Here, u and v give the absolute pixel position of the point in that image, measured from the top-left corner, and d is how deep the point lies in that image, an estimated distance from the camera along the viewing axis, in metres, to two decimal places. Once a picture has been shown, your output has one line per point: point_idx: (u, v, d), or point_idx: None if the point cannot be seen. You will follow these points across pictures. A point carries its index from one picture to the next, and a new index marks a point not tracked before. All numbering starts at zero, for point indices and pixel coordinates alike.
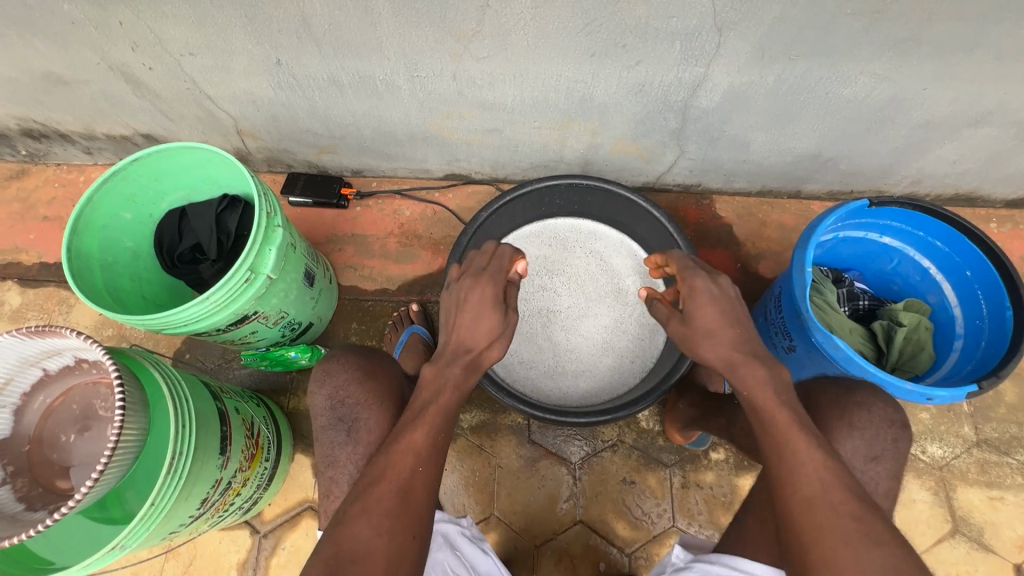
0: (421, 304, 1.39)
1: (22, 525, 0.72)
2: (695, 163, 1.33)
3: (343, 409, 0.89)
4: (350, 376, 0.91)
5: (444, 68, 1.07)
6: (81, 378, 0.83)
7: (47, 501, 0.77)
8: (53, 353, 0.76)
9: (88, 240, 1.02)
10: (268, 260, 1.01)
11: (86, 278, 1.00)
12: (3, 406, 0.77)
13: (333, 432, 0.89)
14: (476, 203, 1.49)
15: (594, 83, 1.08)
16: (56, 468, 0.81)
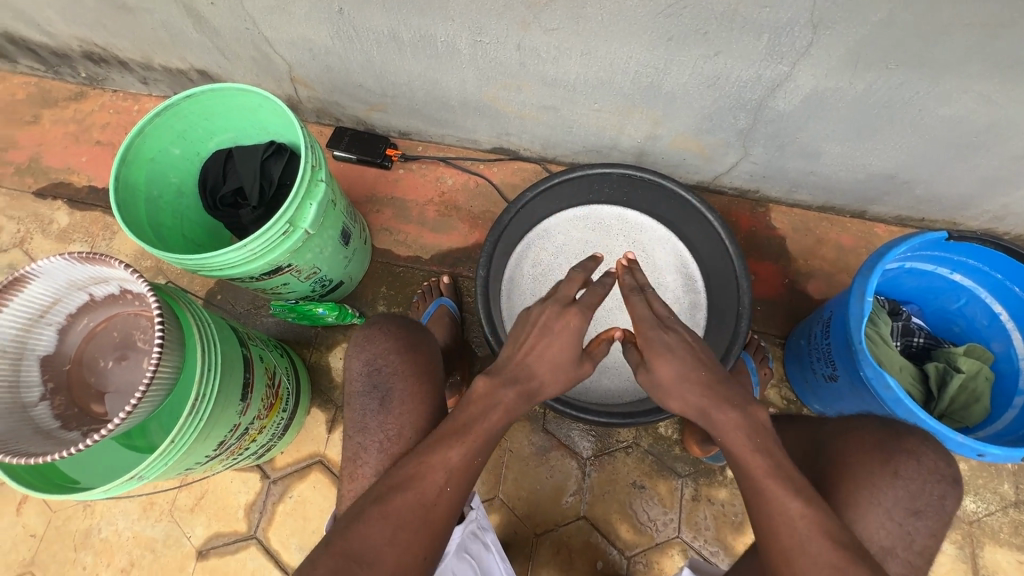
0: (452, 277, 1.36)
1: (55, 442, 0.75)
2: (758, 167, 1.25)
3: (380, 377, 0.88)
4: (390, 347, 0.90)
5: (509, 36, 1.01)
6: (124, 308, 0.85)
7: (81, 422, 0.80)
8: (99, 280, 0.79)
9: (136, 172, 1.03)
10: (308, 215, 1.00)
11: (131, 209, 1.01)
12: (49, 324, 0.79)
13: (364, 399, 0.87)
14: (520, 180, 1.44)
15: (665, 70, 1.01)
16: (93, 393, 0.83)
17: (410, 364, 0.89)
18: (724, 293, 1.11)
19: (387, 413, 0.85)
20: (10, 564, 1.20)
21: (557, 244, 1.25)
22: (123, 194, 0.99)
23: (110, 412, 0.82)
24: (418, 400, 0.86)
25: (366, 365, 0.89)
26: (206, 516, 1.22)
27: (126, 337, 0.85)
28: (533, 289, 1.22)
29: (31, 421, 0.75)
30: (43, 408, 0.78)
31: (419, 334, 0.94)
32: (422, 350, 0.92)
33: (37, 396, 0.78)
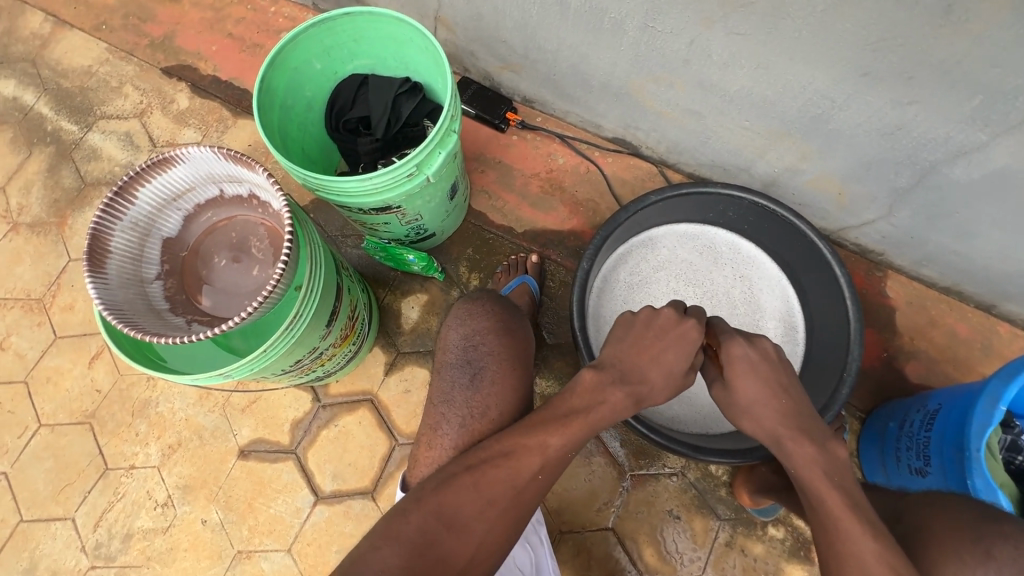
0: (540, 257, 1.33)
1: (164, 322, 0.78)
2: (895, 231, 1.16)
3: (474, 353, 0.89)
4: (489, 326, 0.92)
5: (686, 30, 0.95)
6: (246, 212, 0.86)
7: (187, 309, 0.82)
8: (234, 179, 0.80)
9: (278, 76, 1.02)
10: (434, 163, 0.98)
11: (267, 113, 1.01)
12: (179, 208, 0.82)
13: (456, 372, 0.88)
14: (633, 177, 1.38)
15: (842, 106, 0.93)
16: (201, 283, 0.84)
17: (503, 347, 0.89)
18: (828, 353, 1.04)
19: (476, 391, 0.86)
20: (73, 412, 1.28)
21: (660, 254, 1.20)
22: (264, 95, 0.99)
23: (213, 308, 0.83)
24: (507, 382, 0.87)
25: (464, 337, 0.91)
26: (254, 420, 1.25)
27: (242, 240, 0.85)
28: (624, 294, 1.18)
29: (146, 296, 0.79)
30: (157, 287, 0.81)
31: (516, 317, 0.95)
32: (516, 335, 0.92)
33: (154, 274, 0.81)
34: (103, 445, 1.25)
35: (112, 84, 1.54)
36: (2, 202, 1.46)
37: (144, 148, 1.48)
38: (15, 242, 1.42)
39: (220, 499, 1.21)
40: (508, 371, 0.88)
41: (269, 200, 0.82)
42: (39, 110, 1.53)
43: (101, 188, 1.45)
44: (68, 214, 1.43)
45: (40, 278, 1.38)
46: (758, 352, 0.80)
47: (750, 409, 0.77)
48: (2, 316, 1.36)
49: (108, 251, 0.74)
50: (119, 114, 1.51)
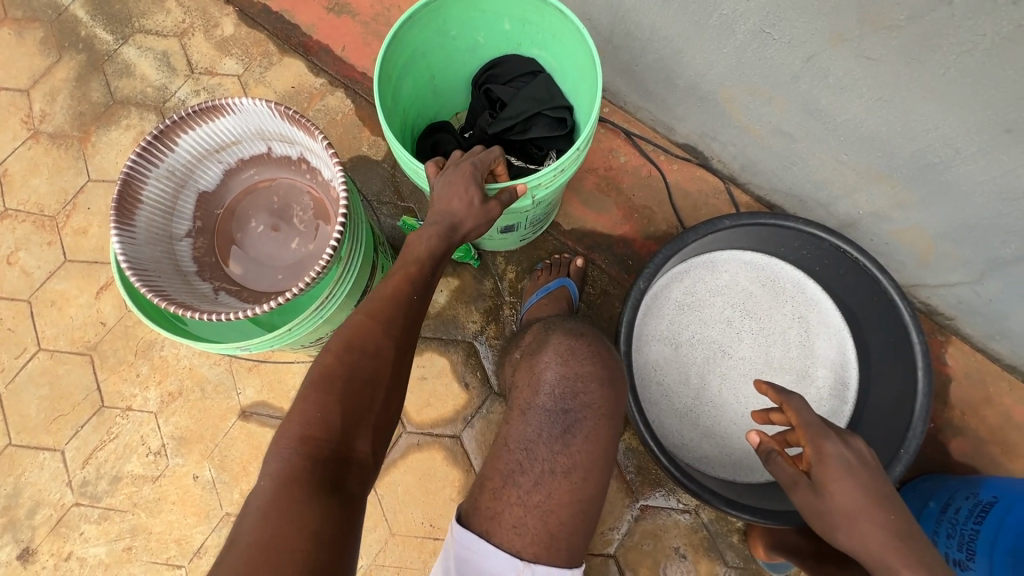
0: (585, 261, 1.24)
1: (189, 285, 0.75)
2: (975, 298, 1.07)
3: (572, 403, 0.68)
4: (596, 373, 0.71)
5: (808, 43, 0.83)
6: (292, 174, 0.83)
7: (215, 274, 0.80)
8: (285, 139, 0.77)
9: (458, 5, 0.92)
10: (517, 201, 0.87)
11: (417, 31, 0.91)
12: (221, 161, 0.79)
13: (547, 419, 0.68)
14: (697, 190, 1.27)
15: (964, 159, 0.83)
16: (233, 247, 0.82)
17: (610, 401, 0.69)
18: (886, 423, 0.95)
19: (564, 446, 0.66)
20: (74, 340, 1.22)
21: (720, 280, 1.10)
22: (422, 17, 0.89)
23: (241, 275, 0.81)
24: (602, 442, 0.67)
25: (561, 380, 0.69)
26: (260, 381, 1.19)
27: (285, 206, 0.82)
28: (672, 316, 1.08)
29: (174, 254, 0.76)
30: (186, 245, 0.78)
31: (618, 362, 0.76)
32: (620, 392, 0.73)
33: (185, 231, 0.79)
34: (102, 380, 1.20)
35: None
36: (25, 106, 1.36)
37: (181, 72, 1.38)
38: (34, 151, 1.33)
39: (215, 457, 1.16)
40: (609, 435, 0.68)
41: (319, 166, 0.78)
42: (74, 13, 1.42)
43: (129, 108, 1.35)
44: (92, 130, 1.34)
45: (56, 194, 1.30)
46: (854, 453, 0.72)
47: (848, 520, 0.69)
48: (12, 228, 1.29)
49: (139, 199, 0.71)
50: (159, 31, 1.40)
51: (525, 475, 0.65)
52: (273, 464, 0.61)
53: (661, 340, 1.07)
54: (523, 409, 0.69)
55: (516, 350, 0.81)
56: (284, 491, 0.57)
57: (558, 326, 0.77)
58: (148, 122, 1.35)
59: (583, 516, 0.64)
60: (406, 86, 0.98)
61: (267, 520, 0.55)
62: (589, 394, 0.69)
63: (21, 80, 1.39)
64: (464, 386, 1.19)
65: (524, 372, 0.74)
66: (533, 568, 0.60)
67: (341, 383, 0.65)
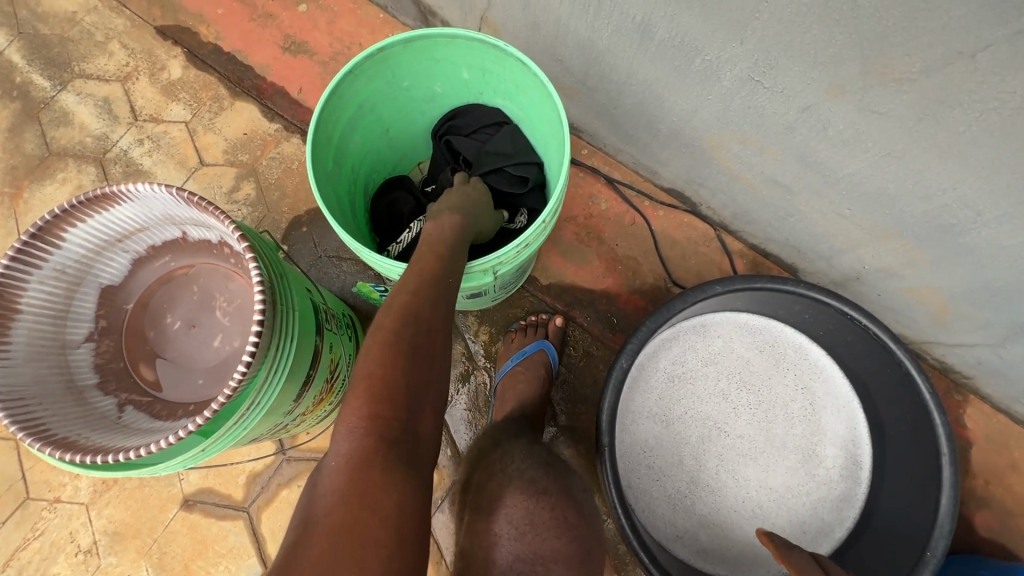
0: (565, 320, 1.13)
1: (86, 408, 0.66)
2: (997, 360, 0.96)
3: None
4: (561, 550, 0.62)
5: (803, 94, 0.73)
6: (211, 260, 0.76)
7: (121, 383, 0.72)
8: (199, 224, 0.70)
9: (410, 55, 0.81)
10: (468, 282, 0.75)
11: (361, 86, 0.80)
12: (127, 250, 0.72)
13: None
14: (685, 238, 1.17)
15: (986, 222, 0.72)
16: (147, 348, 0.75)
17: None
18: (907, 513, 0.84)
19: None
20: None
21: (713, 345, 0.99)
22: (367, 70, 0.78)
23: (157, 381, 0.73)
24: None
25: (517, 560, 0.60)
26: (206, 465, 1.07)
27: (205, 296, 0.76)
28: (661, 389, 0.97)
29: (66, 365, 0.67)
30: (85, 352, 0.70)
31: (586, 520, 0.68)
32: (583, 550, 0.64)
33: (82, 336, 0.70)
34: (27, 468, 1.07)
35: (97, 39, 1.33)
36: None
37: (123, 119, 1.27)
38: None
39: (154, 555, 1.03)
40: None
41: (239, 252, 0.72)
42: (9, 58, 1.32)
43: (67, 160, 1.25)
44: (25, 186, 1.23)
45: None
46: None
47: None
48: None
49: (19, 309, 0.62)
50: (100, 75, 1.30)
51: None
52: (340, 442, 0.52)
53: (649, 416, 0.96)
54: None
55: (463, 492, 0.71)
56: (361, 479, 0.49)
57: (512, 477, 0.67)
58: (86, 175, 1.24)
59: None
60: (355, 144, 0.87)
61: (347, 507, 0.47)
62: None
63: None
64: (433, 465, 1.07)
65: (471, 539, 0.63)
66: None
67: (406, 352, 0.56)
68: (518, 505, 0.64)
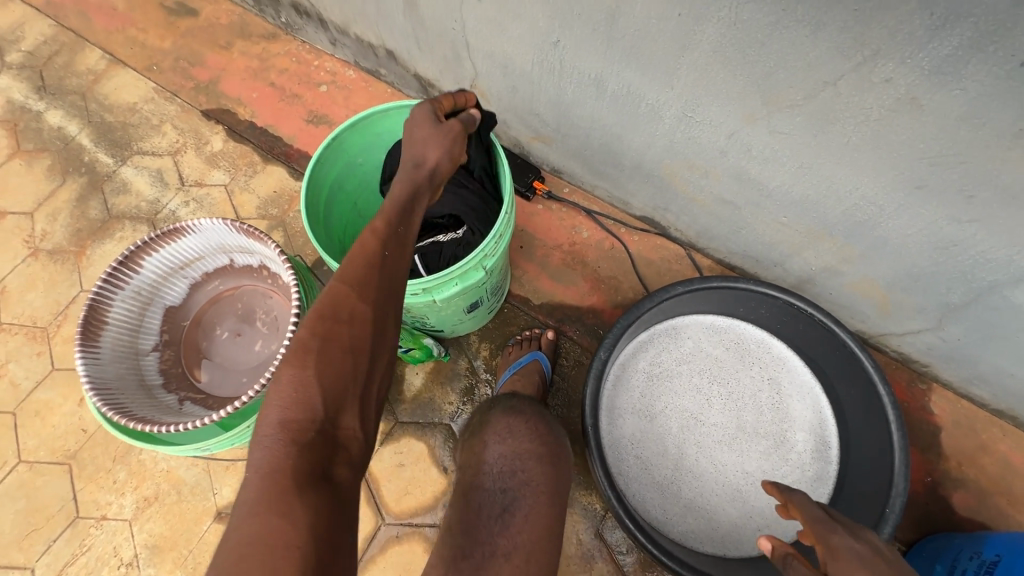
0: (555, 334, 1.26)
1: (154, 401, 0.80)
2: (944, 345, 1.06)
3: (510, 481, 0.69)
4: (534, 450, 0.74)
5: (726, 123, 0.91)
6: (253, 281, 0.93)
7: (179, 384, 0.86)
8: (245, 250, 0.87)
9: (357, 135, 1.03)
10: (446, 289, 0.90)
11: (329, 166, 0.99)
12: (187, 276, 0.89)
13: (486, 500, 0.67)
14: (659, 258, 1.32)
15: (891, 215, 0.87)
16: (199, 356, 0.90)
17: (550, 478, 0.71)
18: (871, 477, 0.92)
19: (505, 526, 0.64)
20: (54, 451, 1.22)
21: (685, 345, 1.11)
22: (331, 152, 0.98)
23: (207, 381, 0.87)
24: (541, 522, 0.66)
25: (501, 458, 0.72)
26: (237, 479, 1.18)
27: (247, 311, 0.92)
28: (641, 386, 1.08)
29: (138, 368, 0.82)
30: (153, 359, 0.85)
31: (561, 439, 0.80)
32: (562, 466, 0.76)
33: (151, 346, 0.86)
34: (77, 489, 1.19)
35: (153, 122, 1.59)
36: (27, 226, 1.47)
37: (172, 186, 1.50)
38: (32, 267, 1.42)
39: (188, 565, 1.12)
40: (551, 514, 0.68)
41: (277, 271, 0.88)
42: (80, 141, 1.57)
43: (124, 221, 1.46)
44: (88, 245, 1.43)
45: (49, 305, 1.37)
46: (865, 544, 0.61)
47: None
48: (5, 341, 1.34)
49: (105, 321, 0.78)
50: (154, 151, 1.54)
51: (467, 560, 0.60)
52: (257, 456, 0.51)
53: (631, 411, 1.06)
54: (466, 488, 0.70)
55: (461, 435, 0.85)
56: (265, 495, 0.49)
57: (498, 408, 0.82)
58: (139, 232, 1.44)
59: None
60: (333, 217, 1.05)
61: (255, 518, 0.47)
62: (528, 471, 0.70)
63: (26, 204, 1.50)
64: (442, 470, 1.17)
65: (468, 454, 0.76)
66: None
67: (319, 359, 0.56)
68: (500, 419, 0.79)
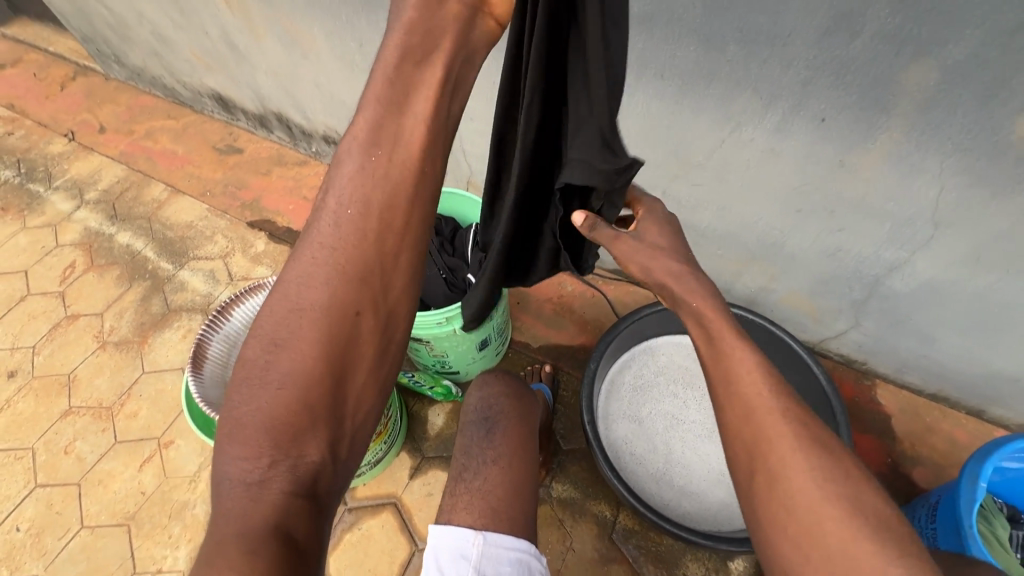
0: (553, 369, 1.49)
1: None
2: (868, 340, 1.31)
3: (491, 412, 1.03)
4: (503, 391, 1.07)
5: (658, 183, 1.24)
6: None
7: None
8: None
9: None
10: (463, 319, 1.17)
11: None
12: None
13: (473, 426, 1.01)
14: (633, 300, 1.59)
15: (790, 235, 1.17)
16: None
17: (514, 407, 1.04)
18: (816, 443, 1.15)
19: (491, 442, 0.97)
20: (115, 513, 1.36)
21: (660, 361, 1.31)
22: None
23: None
24: (514, 435, 0.99)
25: (480, 401, 1.05)
26: None
27: None
28: (629, 396, 1.28)
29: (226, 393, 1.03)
30: None
31: (525, 390, 1.11)
32: (524, 403, 1.08)
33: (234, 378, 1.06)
34: (136, 546, 1.31)
35: (207, 234, 1.92)
36: (96, 325, 1.72)
37: (223, 281, 1.79)
38: (100, 357, 1.65)
39: None
40: (519, 429, 1.01)
41: None
42: (145, 253, 1.89)
43: (181, 313, 1.72)
44: (150, 334, 1.68)
45: (114, 387, 1.57)
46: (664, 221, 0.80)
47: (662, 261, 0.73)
48: (73, 422, 1.52)
49: (206, 356, 1.02)
50: (207, 256, 1.86)
51: (469, 469, 0.93)
52: (220, 492, 0.49)
53: (624, 417, 1.26)
54: (459, 424, 1.03)
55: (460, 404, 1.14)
56: (220, 543, 0.45)
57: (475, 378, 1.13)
58: (194, 321, 1.70)
59: (516, 491, 0.90)
60: None
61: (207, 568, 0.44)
62: (499, 404, 1.04)
63: (97, 306, 1.77)
64: None
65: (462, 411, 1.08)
66: (484, 535, 0.79)
67: (256, 391, 0.51)
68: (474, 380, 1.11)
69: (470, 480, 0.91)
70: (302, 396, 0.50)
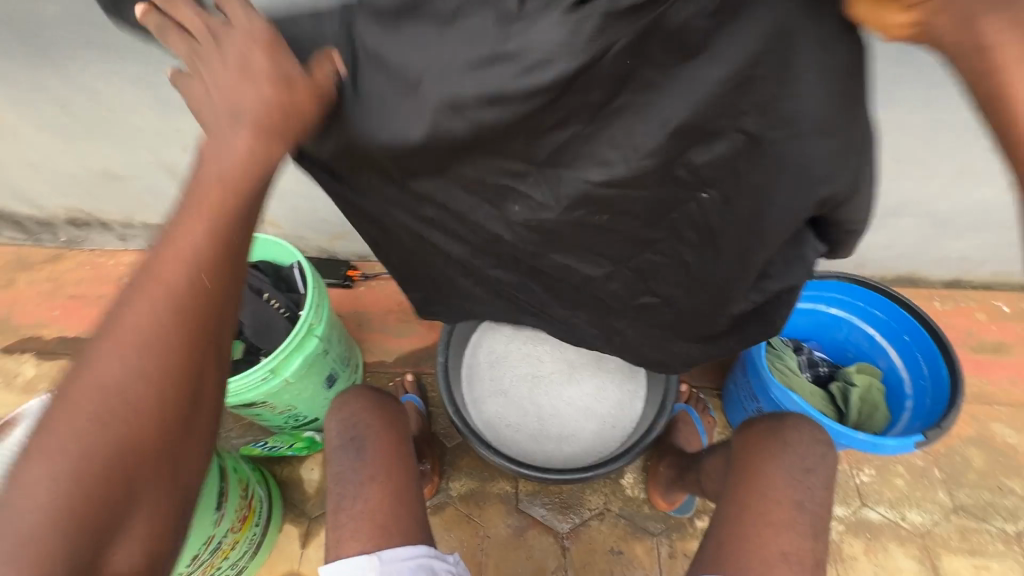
0: (417, 375, 1.47)
1: None
2: None
3: (356, 430, 0.99)
4: (364, 406, 1.02)
5: None
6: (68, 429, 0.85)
7: None
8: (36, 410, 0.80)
9: None
10: (292, 364, 1.09)
11: None
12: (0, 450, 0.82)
13: (342, 453, 0.97)
14: None
15: None
16: None
17: (378, 418, 1.01)
18: None
19: (364, 459, 0.96)
20: None
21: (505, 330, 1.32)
22: None
23: None
24: (384, 448, 0.98)
25: (340, 426, 1.00)
26: None
27: None
28: (488, 373, 1.30)
29: None
30: None
31: (385, 395, 1.07)
32: (389, 410, 1.04)
33: None
34: None
35: None
36: None
37: None
38: None
39: None
40: (391, 439, 0.99)
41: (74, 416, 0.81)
42: None
43: None
44: None
45: None
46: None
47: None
48: None
49: None
50: None
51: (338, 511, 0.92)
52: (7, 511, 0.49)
53: (491, 394, 1.29)
54: (326, 454, 0.98)
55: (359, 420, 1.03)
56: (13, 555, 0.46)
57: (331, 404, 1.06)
58: None
59: (397, 499, 0.93)
60: None
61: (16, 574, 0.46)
62: (360, 420, 1.00)
63: None
64: None
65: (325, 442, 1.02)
66: (379, 554, 0.85)
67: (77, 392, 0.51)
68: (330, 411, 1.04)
69: (351, 506, 0.91)
70: (113, 400, 0.51)
